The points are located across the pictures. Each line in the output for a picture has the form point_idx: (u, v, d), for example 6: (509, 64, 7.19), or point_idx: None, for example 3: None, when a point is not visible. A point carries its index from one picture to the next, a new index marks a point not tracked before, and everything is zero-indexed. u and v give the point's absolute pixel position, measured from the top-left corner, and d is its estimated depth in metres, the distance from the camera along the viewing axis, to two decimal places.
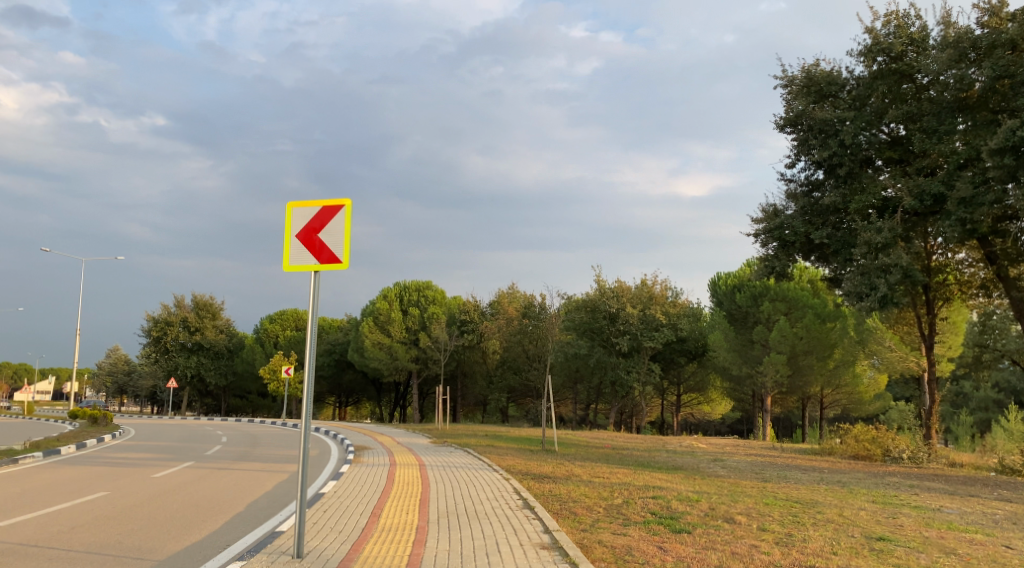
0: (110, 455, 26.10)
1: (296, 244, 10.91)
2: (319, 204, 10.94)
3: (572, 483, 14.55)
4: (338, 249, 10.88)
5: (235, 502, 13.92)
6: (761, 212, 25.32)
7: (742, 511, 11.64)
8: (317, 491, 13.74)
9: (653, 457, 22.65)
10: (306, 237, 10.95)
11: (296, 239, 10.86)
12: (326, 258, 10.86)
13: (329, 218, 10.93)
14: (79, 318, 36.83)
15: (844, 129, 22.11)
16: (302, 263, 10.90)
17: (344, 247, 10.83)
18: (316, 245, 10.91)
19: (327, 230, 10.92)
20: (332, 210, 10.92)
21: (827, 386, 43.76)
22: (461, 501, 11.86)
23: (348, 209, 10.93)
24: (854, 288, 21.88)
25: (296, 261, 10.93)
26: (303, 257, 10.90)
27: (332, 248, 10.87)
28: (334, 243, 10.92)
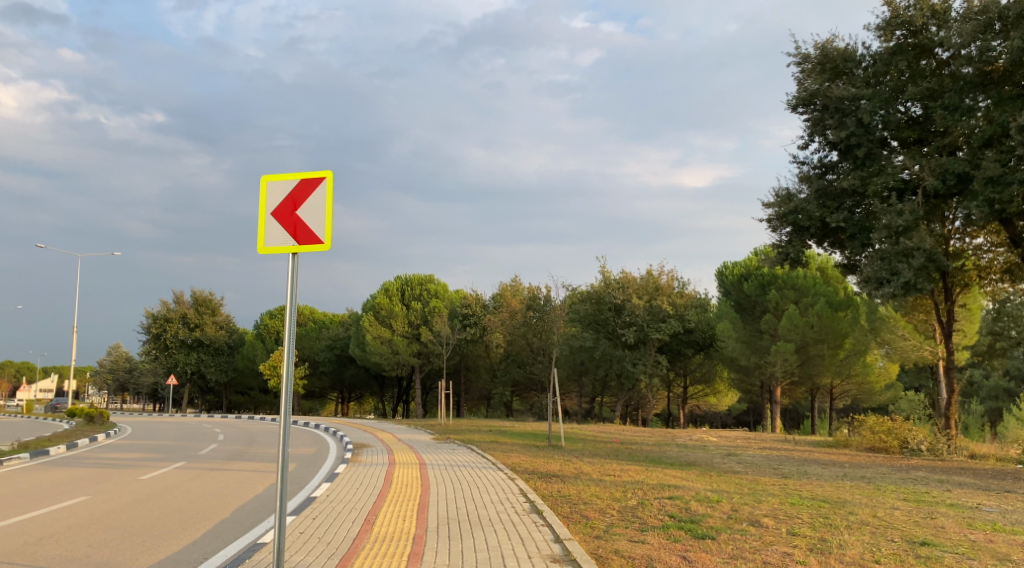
0: (102, 456, 25.21)
1: (272, 222, 9.09)
2: (299, 175, 9.13)
3: (583, 483, 13.62)
4: (319, 230, 9.03)
5: (221, 509, 13.01)
6: (773, 196, 24.47)
7: (768, 513, 10.73)
8: (309, 494, 12.83)
9: (664, 453, 21.74)
10: (284, 215, 9.13)
11: (271, 217, 9.05)
12: (305, 240, 9.02)
13: (309, 191, 9.10)
14: (75, 315, 36.00)
15: (861, 107, 21.26)
16: (277, 246, 9.08)
17: (326, 228, 9.02)
18: (295, 224, 9.08)
19: (307, 206, 9.08)
20: (313, 182, 9.10)
21: (838, 376, 42.70)
22: (463, 505, 10.96)
23: (331, 181, 9.10)
24: (873, 274, 21.06)
25: (272, 243, 9.10)
26: (277, 238, 9.08)
27: (312, 227, 9.03)
28: (316, 223, 9.08)
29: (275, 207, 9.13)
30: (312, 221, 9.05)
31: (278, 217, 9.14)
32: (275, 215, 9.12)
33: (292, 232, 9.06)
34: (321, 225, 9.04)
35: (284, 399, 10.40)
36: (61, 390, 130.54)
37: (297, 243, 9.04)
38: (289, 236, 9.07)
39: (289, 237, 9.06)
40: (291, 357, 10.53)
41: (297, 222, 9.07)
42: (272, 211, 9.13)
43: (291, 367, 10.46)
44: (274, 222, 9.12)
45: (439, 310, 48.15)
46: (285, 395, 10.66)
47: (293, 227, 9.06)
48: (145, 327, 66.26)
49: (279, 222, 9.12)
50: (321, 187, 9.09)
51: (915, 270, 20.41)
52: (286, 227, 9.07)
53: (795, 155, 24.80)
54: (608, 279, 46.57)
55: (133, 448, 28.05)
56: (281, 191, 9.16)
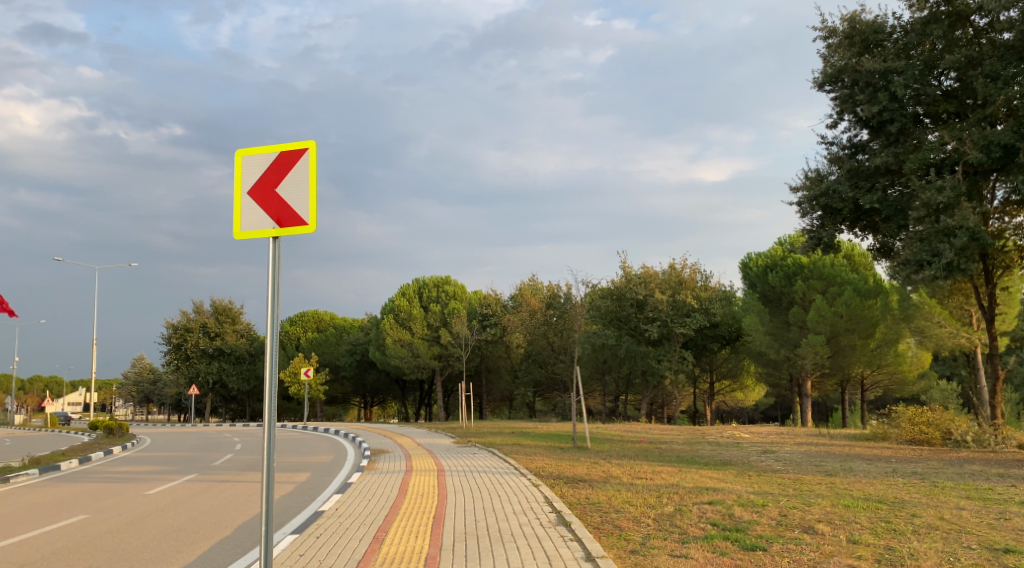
0: (114, 469, 24.37)
1: (247, 203, 7.82)
2: (276, 148, 7.87)
3: (614, 488, 12.56)
4: (302, 209, 7.76)
5: (223, 526, 12.09)
6: (802, 179, 23.37)
7: (823, 518, 9.67)
8: (317, 507, 11.89)
9: (696, 451, 20.71)
10: (261, 194, 7.85)
11: (246, 197, 7.81)
12: (285, 221, 7.73)
13: (289, 165, 7.82)
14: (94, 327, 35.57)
15: (894, 80, 20.15)
16: (256, 230, 7.79)
17: (311, 208, 7.75)
18: (274, 203, 7.80)
19: (288, 181, 7.79)
20: (293, 154, 7.83)
21: (871, 367, 41.32)
22: (482, 518, 9.94)
23: (315, 152, 7.86)
24: (913, 256, 19.93)
25: (249, 227, 7.82)
26: (254, 221, 7.79)
27: (293, 206, 7.75)
28: (298, 202, 7.79)
29: (249, 186, 7.85)
30: (293, 200, 7.77)
31: (254, 197, 7.86)
32: (250, 195, 7.83)
33: (271, 213, 7.78)
34: (305, 205, 7.77)
35: (270, 410, 9.30)
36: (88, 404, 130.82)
37: (276, 226, 7.76)
38: (267, 218, 7.78)
39: (268, 220, 7.78)
40: (275, 374, 9.31)
41: (277, 200, 7.79)
42: (247, 191, 7.84)
43: (275, 382, 9.24)
44: (249, 203, 7.82)
45: (458, 311, 47.24)
46: (272, 403, 9.56)
47: (273, 205, 7.78)
48: (165, 338, 65.83)
49: (254, 201, 7.82)
50: (302, 160, 7.83)
51: (957, 250, 19.24)
52: (263, 208, 7.79)
53: (824, 135, 23.74)
54: (629, 274, 45.54)
55: (147, 461, 27.27)
56: (257, 167, 7.88)
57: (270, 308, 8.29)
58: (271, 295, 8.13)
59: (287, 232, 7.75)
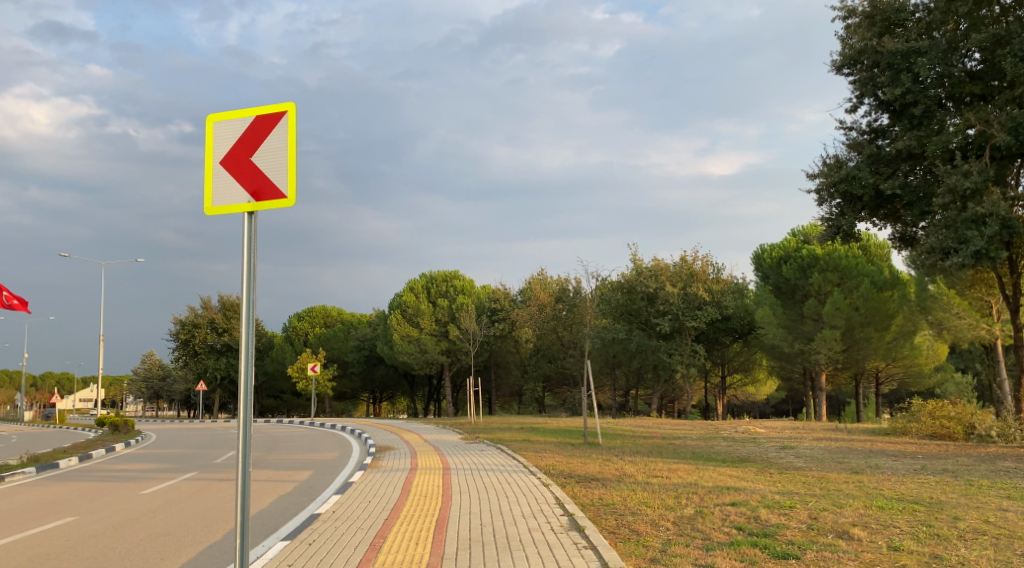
0: (112, 468, 23.75)
1: (220, 174, 7.40)
2: (251, 112, 7.45)
3: (629, 488, 11.85)
4: (280, 180, 7.35)
5: (215, 531, 11.39)
6: (820, 166, 22.60)
7: (857, 521, 8.96)
8: (312, 510, 11.22)
9: (712, 448, 19.97)
10: (236, 163, 7.43)
11: (219, 165, 7.39)
12: (262, 193, 7.33)
13: (267, 130, 7.40)
14: (102, 323, 35.25)
15: (918, 61, 19.38)
16: (230, 203, 7.38)
17: (290, 179, 7.34)
18: (250, 174, 7.38)
19: (264, 149, 7.39)
20: (270, 119, 7.41)
21: (887, 361, 40.48)
22: (489, 523, 9.22)
23: (294, 115, 7.44)
24: (938, 244, 19.19)
25: (222, 200, 7.41)
26: (228, 194, 7.38)
27: (271, 176, 7.34)
28: (276, 172, 7.39)
29: (222, 153, 7.43)
30: (271, 170, 7.36)
31: (228, 168, 7.44)
32: (223, 164, 7.42)
33: (247, 185, 7.37)
34: (284, 174, 7.37)
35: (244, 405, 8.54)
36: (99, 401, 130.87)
37: (253, 199, 7.35)
38: (243, 190, 7.37)
39: (243, 192, 7.37)
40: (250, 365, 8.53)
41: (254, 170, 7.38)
42: (220, 160, 7.43)
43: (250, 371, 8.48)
44: (222, 174, 7.41)
45: (467, 306, 46.61)
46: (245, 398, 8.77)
47: (250, 176, 7.37)
48: (173, 334, 65.45)
49: (228, 172, 7.41)
50: (281, 124, 7.42)
51: (987, 237, 18.46)
52: (238, 179, 7.37)
53: (842, 121, 22.97)
54: (639, 267, 44.82)
55: (150, 458, 26.71)
56: (231, 134, 7.47)
57: (246, 286, 7.82)
58: (248, 273, 7.67)
59: (265, 205, 7.34)
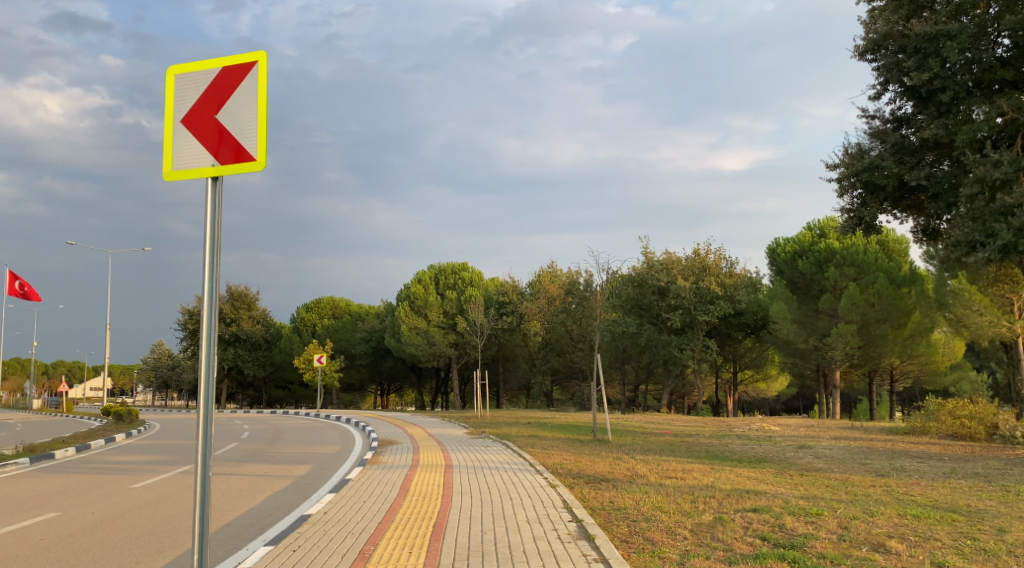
0: (109, 459, 23.16)
1: (181, 135, 7.04)
2: (217, 64, 7.08)
3: (642, 491, 11.11)
4: (248, 140, 6.99)
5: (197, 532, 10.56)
6: (842, 155, 21.79)
7: (894, 533, 8.20)
8: (302, 509, 10.55)
9: (726, 446, 19.21)
10: (198, 121, 7.06)
11: (180, 124, 7.02)
12: (228, 154, 6.96)
13: (234, 83, 7.03)
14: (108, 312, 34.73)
15: (947, 44, 18.49)
16: (192, 166, 7.02)
17: (259, 141, 6.97)
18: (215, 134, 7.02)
19: (230, 105, 7.02)
20: (237, 74, 7.05)
21: (903, 358, 39.58)
22: (491, 529, 8.51)
23: (263, 67, 7.07)
24: (964, 237, 18.37)
25: (184, 162, 7.05)
26: (189, 156, 7.02)
27: (238, 137, 6.98)
28: (244, 131, 7.02)
29: (185, 112, 7.07)
30: (238, 130, 7.01)
31: (191, 128, 7.08)
32: (186, 124, 7.06)
33: (210, 145, 7.00)
34: (252, 135, 7.00)
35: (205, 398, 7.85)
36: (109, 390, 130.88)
37: (217, 161, 6.98)
38: (206, 152, 7.00)
39: (208, 156, 7.01)
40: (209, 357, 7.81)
41: (218, 129, 7.01)
42: (182, 119, 7.06)
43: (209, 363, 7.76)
44: (183, 134, 7.06)
45: (475, 298, 45.89)
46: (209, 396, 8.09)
47: (213, 135, 7.01)
48: (181, 323, 65.01)
49: (190, 132, 7.06)
50: (248, 79, 7.04)
51: (1015, 230, 17.58)
52: (201, 139, 7.00)
53: (864, 109, 22.15)
54: (651, 260, 44.04)
55: (149, 449, 26.10)
56: (193, 89, 7.10)
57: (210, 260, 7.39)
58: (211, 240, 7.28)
59: (229, 168, 6.97)
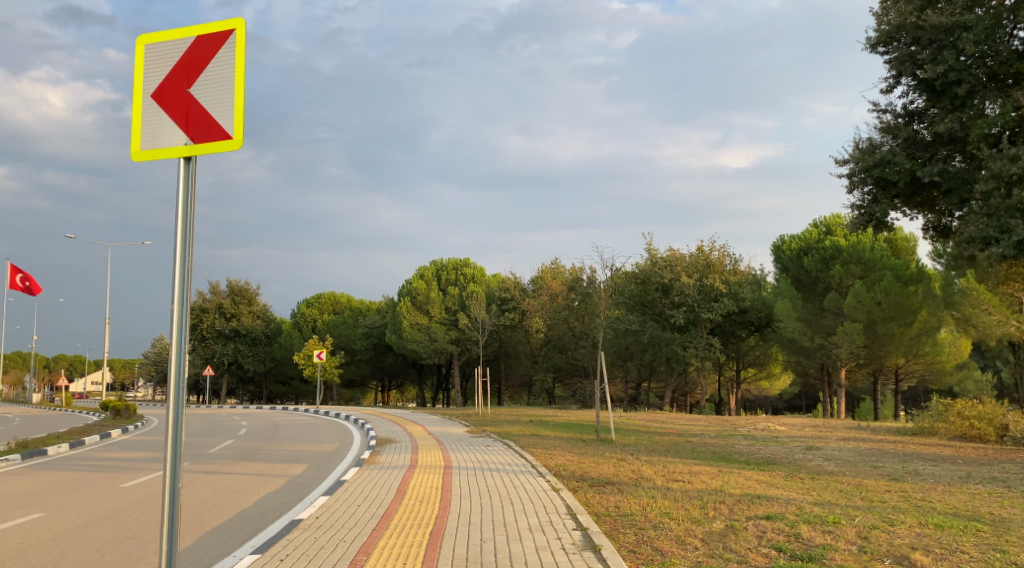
0: (103, 455, 22.71)
1: (150, 111, 6.66)
2: (192, 33, 6.70)
3: (649, 496, 10.68)
4: (225, 119, 6.61)
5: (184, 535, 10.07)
6: (852, 150, 21.32)
7: (917, 544, 7.81)
8: (293, 514, 10.12)
9: (731, 447, 18.76)
10: (169, 95, 6.67)
11: (150, 98, 6.64)
12: (201, 132, 6.59)
13: (210, 53, 6.66)
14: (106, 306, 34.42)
15: (963, 36, 18.05)
16: (162, 146, 6.64)
17: (236, 119, 6.61)
18: (188, 110, 6.65)
19: (205, 78, 6.65)
20: (212, 43, 6.67)
21: (909, 357, 39.12)
22: (491, 537, 8.10)
23: (242, 36, 6.69)
24: (978, 233, 17.92)
25: (153, 140, 6.66)
26: (159, 135, 6.64)
27: (214, 113, 6.61)
28: (219, 107, 6.64)
29: (154, 85, 6.69)
30: (212, 105, 6.64)
31: (160, 102, 6.69)
32: (155, 98, 6.67)
33: (183, 123, 6.62)
34: (228, 112, 6.64)
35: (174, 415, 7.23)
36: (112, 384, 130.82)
37: (191, 139, 6.59)
38: (178, 129, 6.62)
39: (179, 133, 6.63)
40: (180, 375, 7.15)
41: (191, 104, 6.64)
42: (151, 93, 6.68)
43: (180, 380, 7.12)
44: (153, 108, 6.67)
45: (476, 294, 45.44)
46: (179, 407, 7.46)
47: (186, 111, 6.63)
48: (181, 318, 64.66)
49: (160, 107, 6.68)
50: (224, 50, 6.67)
51: None
52: (173, 116, 6.62)
53: (875, 103, 21.69)
54: (654, 257, 43.61)
55: (145, 446, 25.71)
56: (164, 60, 6.71)
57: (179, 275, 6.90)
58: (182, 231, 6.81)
59: (203, 147, 6.60)
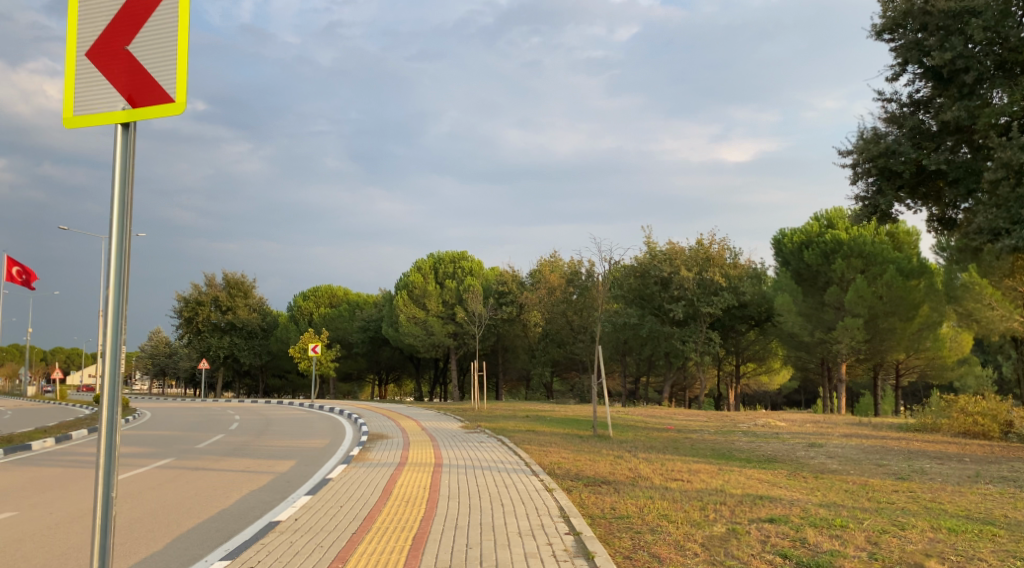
0: (88, 451, 22.20)
1: (86, 72, 6.24)
2: None
3: (647, 498, 10.20)
4: (166, 80, 6.19)
5: (155, 538, 9.48)
6: (856, 140, 20.85)
7: (932, 551, 7.34)
8: (268, 517, 9.61)
9: (732, 444, 18.28)
10: (106, 55, 6.24)
11: (86, 57, 6.22)
12: (141, 96, 6.17)
13: (149, 8, 6.23)
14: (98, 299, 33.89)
15: (971, 22, 17.58)
16: (97, 111, 6.21)
17: (179, 82, 6.20)
18: (127, 72, 6.21)
19: (145, 37, 6.24)
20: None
21: (910, 352, 38.66)
22: (477, 544, 7.62)
23: None
24: (987, 224, 17.43)
25: (88, 104, 6.24)
26: (95, 99, 6.22)
27: (155, 74, 6.19)
28: (161, 68, 6.21)
29: (89, 44, 6.26)
30: (153, 66, 6.22)
31: (97, 62, 6.26)
32: (90, 57, 6.25)
33: (120, 86, 6.19)
34: (171, 73, 6.24)
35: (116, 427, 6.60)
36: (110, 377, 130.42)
37: (129, 103, 6.17)
38: (116, 92, 6.19)
39: (118, 98, 6.19)
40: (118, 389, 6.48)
41: (130, 64, 6.22)
42: (86, 52, 6.25)
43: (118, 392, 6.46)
44: (89, 69, 6.24)
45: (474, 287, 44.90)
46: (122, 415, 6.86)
47: (126, 72, 6.21)
48: (177, 311, 64.13)
49: (97, 69, 6.25)
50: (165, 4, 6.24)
51: None
52: (110, 77, 6.20)
53: (881, 91, 21.21)
54: (653, 251, 43.14)
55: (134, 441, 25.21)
56: (100, 15, 6.26)
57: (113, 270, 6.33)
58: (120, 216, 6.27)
59: (145, 112, 6.17)
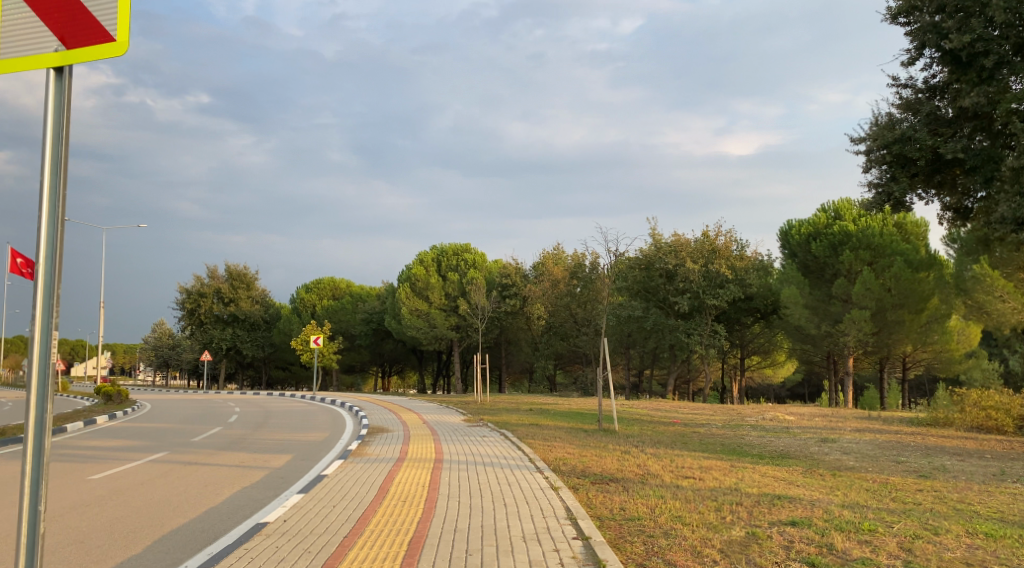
0: (81, 444, 21.63)
1: (14, 13, 5.69)
2: None
3: (659, 497, 9.64)
4: (107, 19, 5.69)
5: (135, 539, 8.90)
6: (870, 126, 20.21)
7: (972, 559, 6.78)
8: (254, 518, 9.03)
9: (742, 439, 17.68)
10: None
11: None
12: (77, 38, 5.65)
13: None
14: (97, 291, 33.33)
15: (992, 3, 16.93)
16: (30, 55, 5.68)
17: (121, 21, 5.71)
18: (61, 10, 5.69)
19: None
20: None
21: (919, 345, 38.09)
22: (476, 553, 7.02)
23: None
24: (1009, 212, 16.81)
25: (15, 48, 5.68)
26: (26, 41, 5.68)
27: (93, 12, 5.68)
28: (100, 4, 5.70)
29: None
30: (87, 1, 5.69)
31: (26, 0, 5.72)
32: None
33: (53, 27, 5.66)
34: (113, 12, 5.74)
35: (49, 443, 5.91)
36: (115, 368, 130.22)
37: (63, 46, 5.64)
38: (50, 33, 5.66)
39: (51, 40, 5.67)
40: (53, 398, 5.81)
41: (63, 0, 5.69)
42: None
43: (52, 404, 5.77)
44: (18, 9, 5.69)
45: (477, 279, 44.29)
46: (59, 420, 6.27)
47: (58, 9, 5.68)
48: (179, 303, 63.64)
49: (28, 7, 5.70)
50: None
51: None
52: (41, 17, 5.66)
53: (895, 77, 20.58)
54: (659, 243, 42.58)
55: (129, 434, 24.67)
56: None
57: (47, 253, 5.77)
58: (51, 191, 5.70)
59: (80, 54, 5.65)
